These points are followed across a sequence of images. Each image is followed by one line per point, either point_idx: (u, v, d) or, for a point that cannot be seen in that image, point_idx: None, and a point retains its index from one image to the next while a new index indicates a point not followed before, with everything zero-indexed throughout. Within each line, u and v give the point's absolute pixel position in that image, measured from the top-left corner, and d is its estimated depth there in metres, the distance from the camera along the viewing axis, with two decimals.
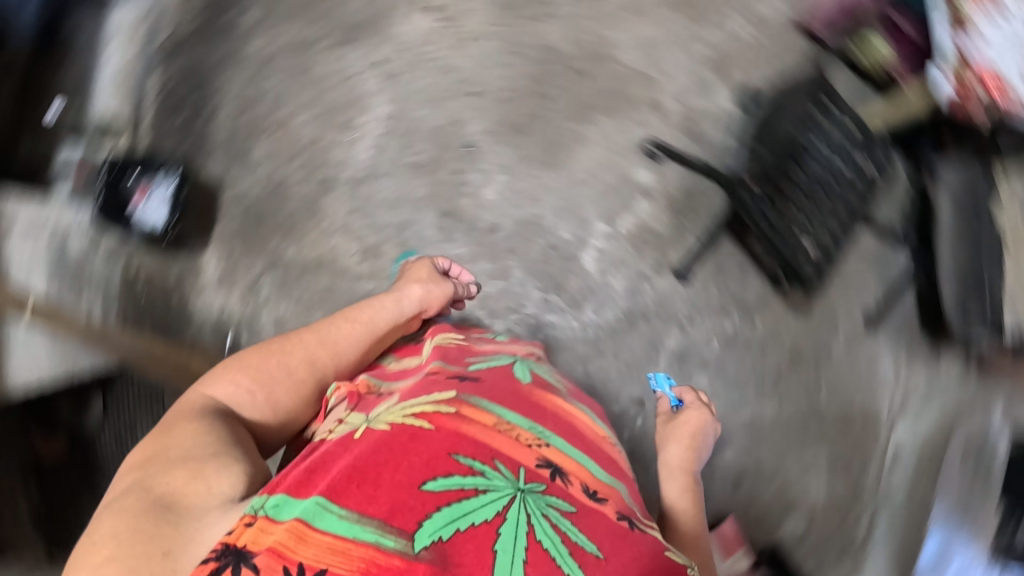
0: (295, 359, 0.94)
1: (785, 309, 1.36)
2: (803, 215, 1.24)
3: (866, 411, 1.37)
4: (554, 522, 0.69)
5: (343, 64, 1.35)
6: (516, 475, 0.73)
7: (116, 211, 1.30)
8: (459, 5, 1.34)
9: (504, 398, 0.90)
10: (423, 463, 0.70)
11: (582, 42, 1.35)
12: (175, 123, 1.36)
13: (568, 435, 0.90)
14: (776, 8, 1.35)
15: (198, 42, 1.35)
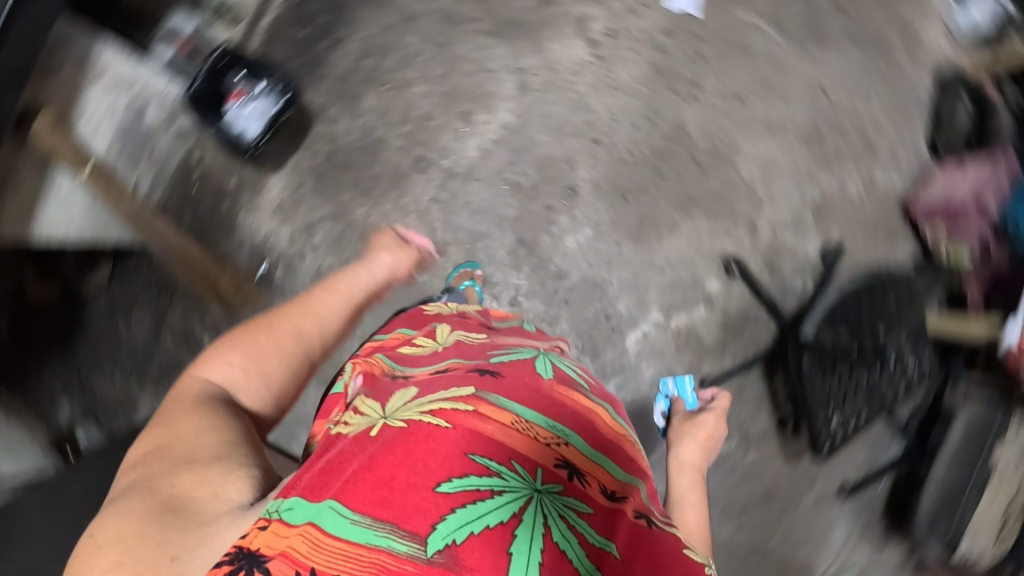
0: (281, 333, 0.88)
1: (778, 451, 1.41)
2: (841, 396, 1.28)
3: (804, 566, 1.42)
4: (572, 523, 0.63)
5: (485, 55, 1.32)
6: (533, 475, 0.66)
7: (210, 104, 1.24)
8: (616, 51, 1.33)
9: (525, 391, 0.78)
10: (438, 463, 0.62)
11: (711, 136, 1.36)
12: (297, 37, 1.32)
13: (587, 426, 0.79)
14: (890, 180, 1.38)
15: None
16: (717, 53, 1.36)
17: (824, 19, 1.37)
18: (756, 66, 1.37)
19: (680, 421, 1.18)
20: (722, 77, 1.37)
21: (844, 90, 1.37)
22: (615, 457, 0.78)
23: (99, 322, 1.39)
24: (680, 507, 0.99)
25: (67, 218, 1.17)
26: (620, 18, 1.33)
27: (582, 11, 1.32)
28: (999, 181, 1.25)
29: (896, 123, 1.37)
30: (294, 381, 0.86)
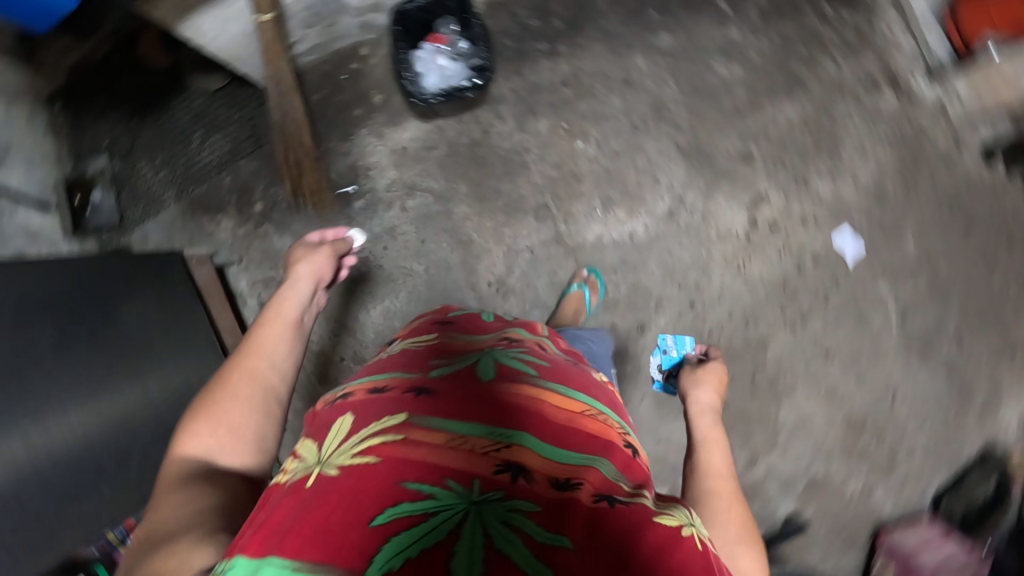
0: (240, 385, 0.67)
1: None
2: None
3: None
4: (518, 526, 0.48)
5: (662, 166, 1.28)
6: (469, 488, 0.51)
7: (410, 33, 1.22)
8: (765, 243, 1.32)
9: (464, 402, 0.63)
10: (366, 498, 0.49)
11: (780, 367, 1.37)
12: (526, 27, 1.31)
13: (538, 417, 0.63)
14: (883, 507, 1.39)
15: (611, 13, 1.32)
16: (838, 306, 1.37)
17: (941, 340, 1.41)
18: (858, 339, 1.39)
19: (688, 378, 0.93)
20: (825, 329, 1.37)
21: (908, 409, 1.40)
22: (577, 439, 0.62)
23: (181, 118, 1.33)
24: (703, 445, 0.77)
25: (218, 34, 1.12)
26: (790, 219, 1.32)
27: (764, 191, 1.31)
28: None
29: (925, 464, 1.39)
30: (279, 427, 0.68)
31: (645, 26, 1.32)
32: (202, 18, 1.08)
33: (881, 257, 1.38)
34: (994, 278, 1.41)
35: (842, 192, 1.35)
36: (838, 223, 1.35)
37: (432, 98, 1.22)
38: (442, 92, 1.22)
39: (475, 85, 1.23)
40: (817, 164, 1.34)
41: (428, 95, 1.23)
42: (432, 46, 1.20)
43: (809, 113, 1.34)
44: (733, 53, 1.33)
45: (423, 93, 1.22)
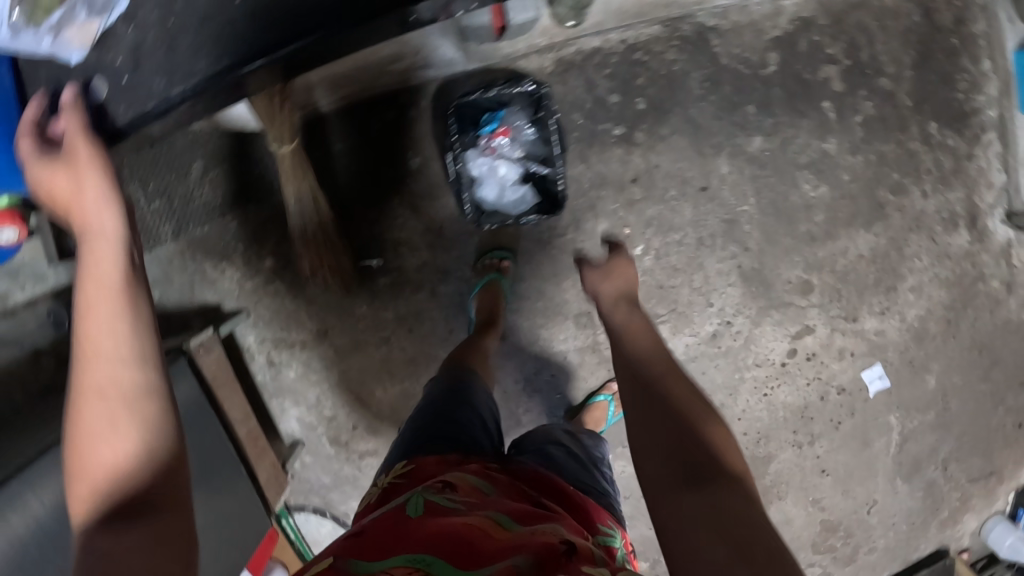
0: (99, 409, 0.50)
1: None
2: None
3: None
4: None
5: (718, 288, 1.20)
6: None
7: (466, 125, 1.06)
8: (796, 370, 1.30)
9: (387, 539, 0.59)
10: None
11: (780, 477, 1.39)
12: (604, 102, 1.13)
13: (463, 544, 0.56)
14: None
15: (705, 103, 1.15)
16: (848, 431, 1.38)
17: (928, 465, 1.46)
18: (856, 460, 1.41)
19: (591, 274, 0.99)
20: (829, 451, 1.39)
21: (880, 518, 1.47)
22: (494, 550, 0.56)
23: (177, 147, 1.10)
24: (630, 345, 0.79)
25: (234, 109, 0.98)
26: (827, 350, 1.30)
27: (812, 323, 1.27)
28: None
29: (881, 559, 1.51)
30: (178, 426, 0.52)
31: (737, 125, 1.16)
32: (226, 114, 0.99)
33: (901, 393, 1.39)
34: (995, 413, 1.45)
35: (884, 327, 1.33)
36: (873, 360, 1.34)
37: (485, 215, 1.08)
38: (498, 207, 1.08)
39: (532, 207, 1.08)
40: (872, 301, 1.30)
41: (480, 210, 1.07)
42: (488, 153, 1.04)
43: (879, 247, 1.28)
44: (825, 169, 1.21)
45: (474, 202, 1.06)
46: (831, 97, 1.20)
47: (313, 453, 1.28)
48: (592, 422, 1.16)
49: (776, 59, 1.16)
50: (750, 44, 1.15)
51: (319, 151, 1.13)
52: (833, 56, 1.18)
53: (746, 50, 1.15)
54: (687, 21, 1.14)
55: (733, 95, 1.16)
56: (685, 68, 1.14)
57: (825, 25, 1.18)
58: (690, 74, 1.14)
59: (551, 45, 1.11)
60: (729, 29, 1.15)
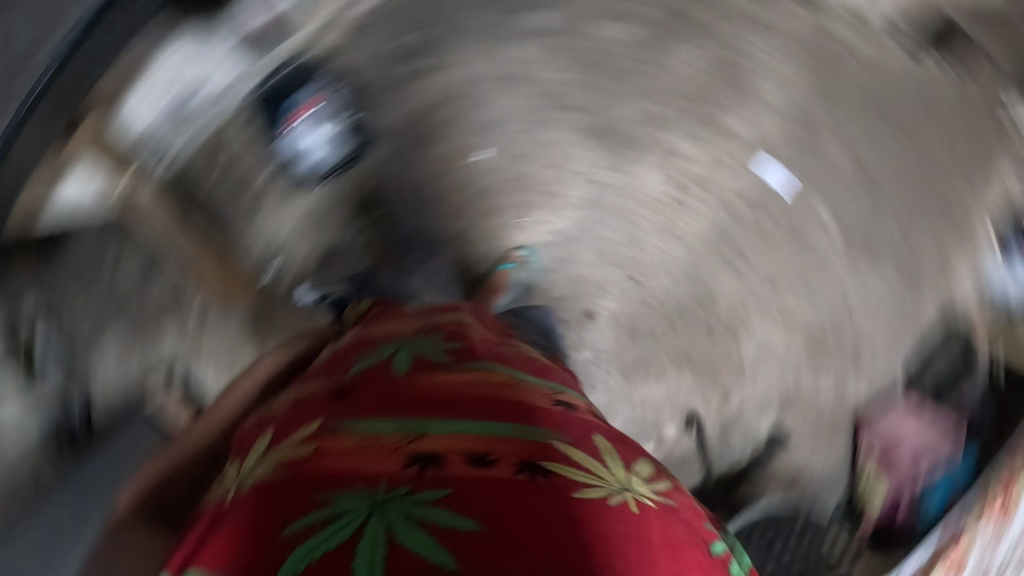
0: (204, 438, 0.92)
1: None
2: None
3: None
4: (421, 519, 0.56)
5: (571, 155, 1.29)
6: (373, 488, 0.60)
7: (272, 113, 1.21)
8: (694, 202, 1.33)
9: (378, 402, 0.72)
10: (290, 509, 0.60)
11: (733, 308, 1.39)
12: (389, 45, 1.22)
13: (449, 406, 0.71)
14: (857, 392, 1.44)
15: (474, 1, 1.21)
16: (779, 237, 1.37)
17: (884, 238, 1.37)
18: (803, 260, 1.38)
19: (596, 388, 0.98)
20: (769, 261, 1.37)
21: (865, 309, 1.40)
22: (490, 411, 0.70)
23: (84, 253, 1.21)
24: None
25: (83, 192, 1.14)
26: (708, 167, 1.33)
27: (676, 147, 1.31)
28: (940, 451, 1.36)
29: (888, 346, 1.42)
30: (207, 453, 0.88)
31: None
32: (60, 179, 1.11)
33: (813, 179, 1.35)
34: (935, 158, 1.33)
35: (755, 126, 1.32)
36: (754, 150, 1.33)
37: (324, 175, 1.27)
38: (331, 163, 1.26)
39: (355, 149, 1.26)
40: (729, 105, 1.31)
41: (319, 173, 1.26)
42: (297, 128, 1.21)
43: (709, 53, 1.28)
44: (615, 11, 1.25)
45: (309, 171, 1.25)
46: None
47: None
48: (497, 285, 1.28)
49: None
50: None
51: (195, 201, 1.24)
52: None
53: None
54: None
55: None
56: None
57: None
58: None
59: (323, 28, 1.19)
60: None
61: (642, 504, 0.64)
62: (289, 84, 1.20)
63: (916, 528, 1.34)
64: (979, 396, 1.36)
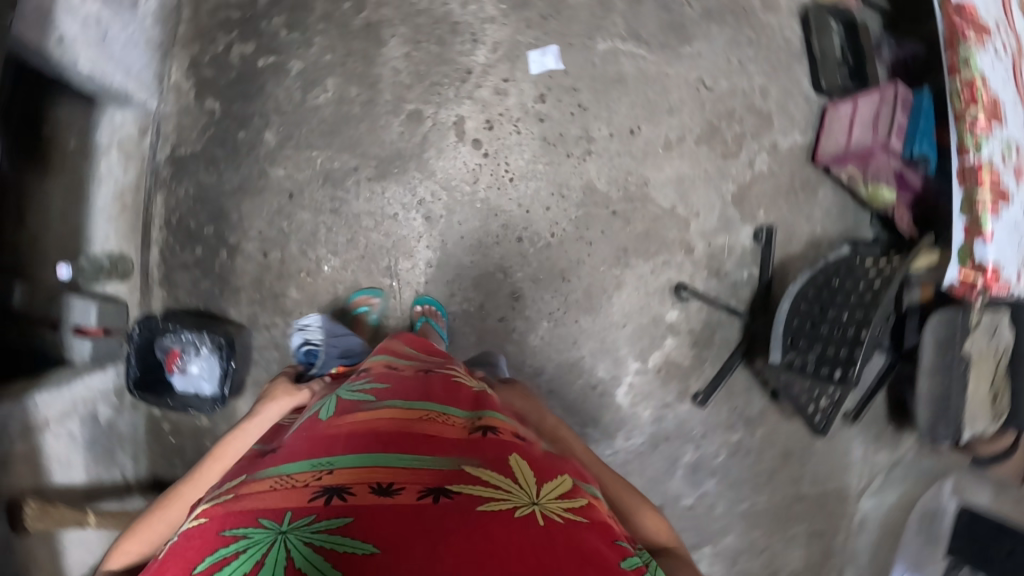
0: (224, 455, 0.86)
1: (779, 417, 1.48)
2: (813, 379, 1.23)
3: (839, 490, 1.51)
4: (319, 544, 0.49)
5: (382, 200, 1.28)
6: (279, 519, 0.53)
7: (151, 381, 1.19)
8: (495, 141, 1.30)
9: (300, 445, 0.65)
10: (191, 554, 0.52)
11: (617, 180, 1.35)
12: (190, 256, 1.26)
13: (367, 437, 0.64)
14: (795, 141, 1.40)
15: (210, 168, 1.25)
16: (594, 96, 1.33)
17: (682, 15, 1.35)
18: (632, 92, 1.34)
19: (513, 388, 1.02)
20: (608, 118, 1.33)
21: (722, 76, 1.36)
22: (403, 441, 0.64)
23: None
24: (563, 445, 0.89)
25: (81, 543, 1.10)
26: (490, 105, 1.29)
27: (456, 112, 1.28)
28: (896, 116, 1.22)
29: (781, 82, 1.38)
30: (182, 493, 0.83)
31: (237, 135, 1.25)
32: (60, 550, 1.05)
33: (574, 32, 1.31)
34: None
35: (494, 41, 1.29)
36: (522, 58, 1.30)
37: (225, 392, 1.21)
38: (220, 378, 1.21)
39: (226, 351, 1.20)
40: (458, 44, 1.28)
41: (220, 393, 1.21)
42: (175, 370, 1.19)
43: (409, 27, 1.27)
44: (315, 76, 1.26)
45: (211, 396, 1.21)
46: (249, 45, 1.25)
47: None
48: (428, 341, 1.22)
49: (197, 93, 1.25)
50: (179, 113, 1.25)
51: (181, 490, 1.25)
52: (212, 35, 1.24)
53: (183, 126, 1.25)
54: (155, 162, 1.24)
55: (212, 133, 1.25)
56: (182, 180, 1.25)
57: (185, 34, 1.24)
58: (187, 176, 1.25)
59: (136, 294, 1.24)
60: (153, 120, 1.23)
61: (549, 517, 0.56)
62: (142, 348, 1.17)
63: (935, 182, 1.23)
64: (896, 44, 1.34)
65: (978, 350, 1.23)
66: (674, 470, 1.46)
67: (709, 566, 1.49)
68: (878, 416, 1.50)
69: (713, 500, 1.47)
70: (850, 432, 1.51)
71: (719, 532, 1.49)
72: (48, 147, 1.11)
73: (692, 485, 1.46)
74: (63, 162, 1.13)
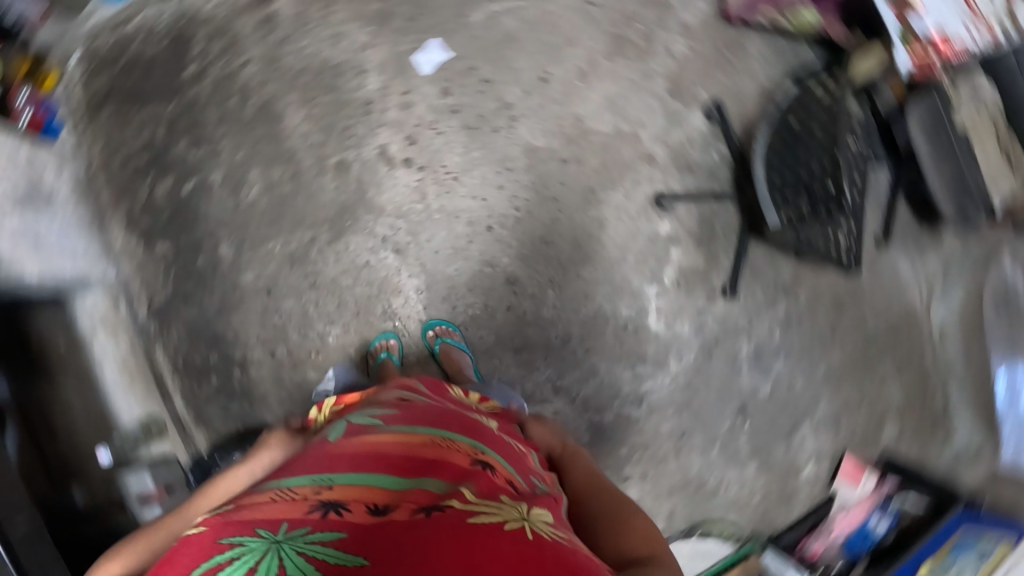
0: (228, 483, 0.92)
1: (815, 272, 1.46)
2: (823, 224, 1.20)
3: (906, 310, 1.49)
4: (311, 556, 0.55)
5: (349, 255, 1.28)
6: (274, 529, 0.58)
7: None
8: (426, 150, 1.29)
9: (305, 465, 0.72)
10: (191, 558, 0.57)
11: (553, 130, 1.33)
12: (210, 388, 1.29)
13: (368, 460, 0.71)
14: (700, 11, 1.36)
15: (187, 303, 1.28)
16: (493, 65, 1.31)
17: None
18: (527, 44, 1.33)
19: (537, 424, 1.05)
20: (516, 79, 1.32)
21: None
22: (404, 466, 0.70)
23: None
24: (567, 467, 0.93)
25: None
26: (403, 122, 1.29)
27: (378, 142, 1.28)
28: None
29: None
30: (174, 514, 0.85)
31: (197, 263, 1.28)
32: None
33: (447, 17, 1.30)
34: None
35: (379, 64, 1.30)
36: (411, 66, 1.30)
37: None
38: None
39: None
40: (350, 83, 1.29)
41: None
42: None
43: (299, 90, 1.29)
44: (238, 176, 1.27)
45: None
46: (169, 179, 1.27)
47: None
48: (453, 363, 1.25)
49: (145, 243, 1.27)
50: (138, 270, 1.27)
51: None
52: (132, 188, 1.26)
53: (148, 279, 1.27)
54: (139, 322, 1.26)
55: (175, 271, 1.27)
56: (168, 326, 1.27)
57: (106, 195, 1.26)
58: (172, 320, 1.27)
59: (179, 444, 1.26)
60: (121, 287, 1.25)
61: (539, 533, 0.60)
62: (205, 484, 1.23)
63: None
64: None
65: (970, 118, 1.24)
66: (740, 366, 1.43)
67: (816, 440, 1.47)
68: (909, 224, 1.49)
69: (789, 377, 1.46)
70: (889, 254, 1.49)
71: (810, 404, 1.47)
72: (44, 357, 1.16)
73: (763, 372, 1.44)
74: (62, 364, 1.17)
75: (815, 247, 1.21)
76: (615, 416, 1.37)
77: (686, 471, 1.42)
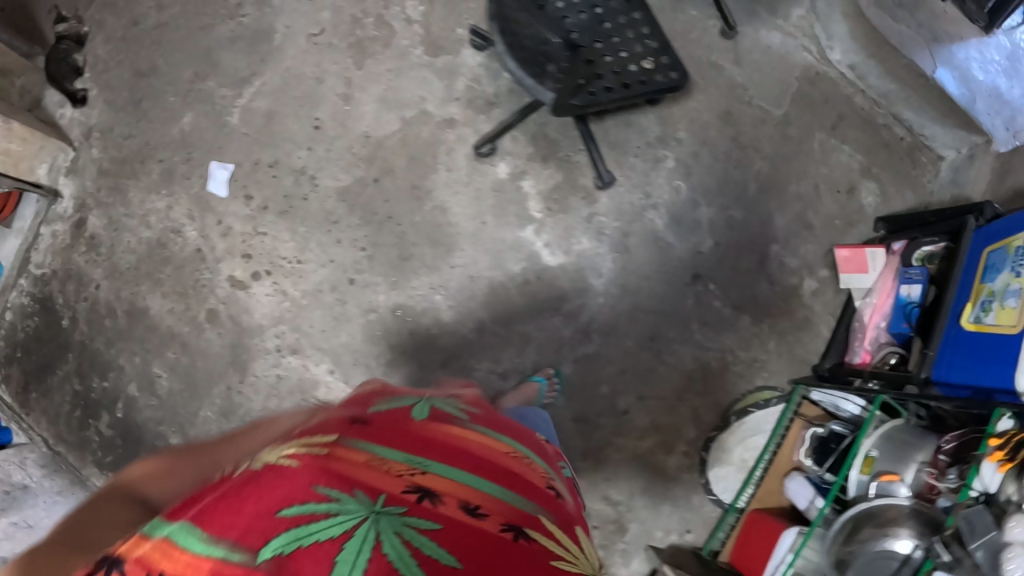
0: None
1: (680, 105, 1.34)
2: (617, 65, 1.10)
3: (802, 75, 1.35)
4: (409, 541, 0.48)
5: (261, 379, 1.32)
6: (372, 499, 0.51)
7: None
8: (264, 253, 1.32)
9: (397, 430, 0.61)
10: (279, 493, 0.48)
11: (352, 161, 1.31)
12: None
13: (456, 453, 0.61)
14: None
15: None
16: (271, 147, 1.33)
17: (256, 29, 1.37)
18: (286, 109, 1.34)
19: None
20: (296, 141, 1.33)
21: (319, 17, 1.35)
22: (498, 470, 0.60)
23: None
24: None
25: None
26: (233, 244, 1.33)
27: (225, 275, 1.33)
28: None
29: None
30: None
31: None
32: None
33: (215, 137, 1.36)
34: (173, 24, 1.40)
35: (187, 213, 1.36)
36: (211, 196, 1.35)
37: None
38: None
39: None
40: (178, 244, 1.36)
41: None
42: None
43: (145, 277, 1.37)
44: (146, 375, 1.36)
45: None
46: (102, 413, 1.38)
47: (643, 530, 1.32)
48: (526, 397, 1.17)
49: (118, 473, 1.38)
50: None
51: None
52: (85, 438, 1.39)
53: None
54: None
55: None
56: None
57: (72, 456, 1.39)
58: None
59: None
60: None
61: None
62: None
63: None
64: None
65: None
66: (667, 238, 1.31)
67: (797, 254, 1.34)
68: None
69: (724, 214, 1.33)
70: (746, 38, 1.36)
71: (764, 223, 1.34)
72: None
73: (694, 228, 1.32)
74: None
75: (613, 89, 1.08)
76: (575, 362, 1.29)
77: (683, 365, 1.31)
